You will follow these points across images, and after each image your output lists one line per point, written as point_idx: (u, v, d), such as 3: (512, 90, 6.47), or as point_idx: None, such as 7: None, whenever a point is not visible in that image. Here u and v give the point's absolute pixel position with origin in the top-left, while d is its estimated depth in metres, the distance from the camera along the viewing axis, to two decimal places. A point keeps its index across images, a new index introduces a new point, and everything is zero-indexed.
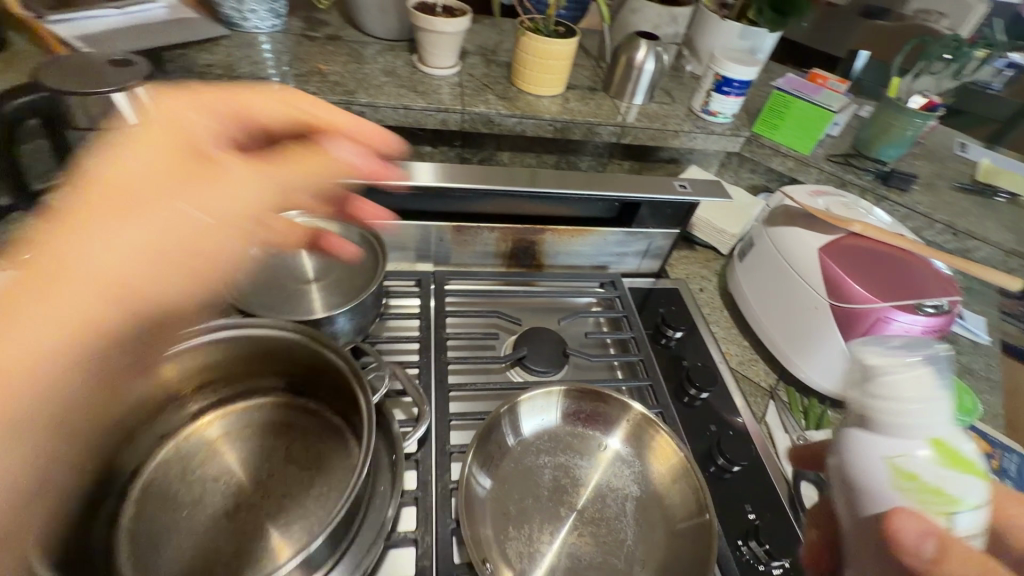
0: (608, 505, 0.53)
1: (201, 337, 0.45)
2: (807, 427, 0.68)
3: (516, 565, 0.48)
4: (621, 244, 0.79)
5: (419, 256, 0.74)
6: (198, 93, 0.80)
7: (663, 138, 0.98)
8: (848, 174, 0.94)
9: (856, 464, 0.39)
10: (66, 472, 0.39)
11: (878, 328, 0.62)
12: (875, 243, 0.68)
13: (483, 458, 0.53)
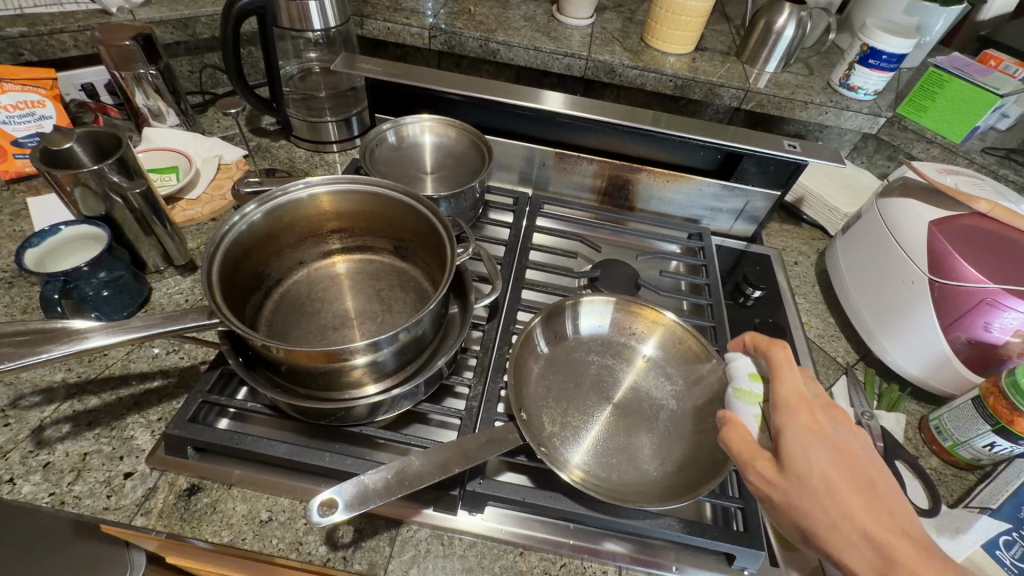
0: (641, 408, 0.57)
1: (344, 185, 0.57)
2: (879, 407, 0.65)
3: (547, 427, 0.54)
4: (716, 198, 0.80)
5: (521, 178, 0.82)
6: (369, 19, 0.95)
7: (789, 108, 0.95)
8: (1005, 170, 0.83)
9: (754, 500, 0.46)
10: (241, 252, 0.53)
11: (980, 311, 0.57)
12: (1005, 228, 0.61)
13: (548, 328, 0.61)
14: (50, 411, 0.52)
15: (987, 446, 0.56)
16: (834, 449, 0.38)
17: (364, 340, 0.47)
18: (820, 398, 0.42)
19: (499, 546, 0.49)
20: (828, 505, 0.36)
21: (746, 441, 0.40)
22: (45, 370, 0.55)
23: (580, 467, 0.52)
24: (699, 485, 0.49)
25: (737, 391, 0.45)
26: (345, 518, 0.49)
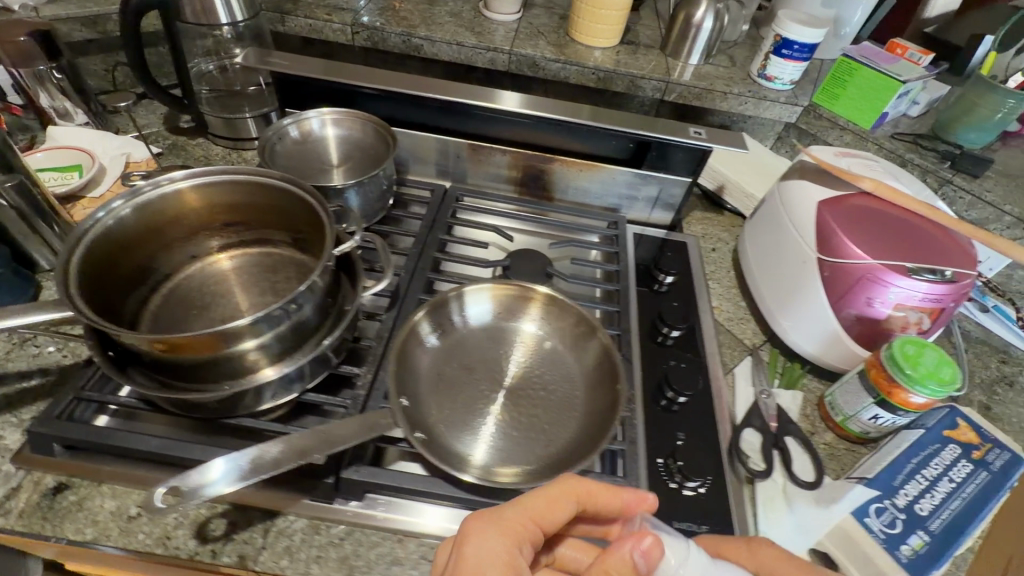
0: (533, 392, 0.58)
1: (224, 176, 0.56)
2: (778, 385, 0.66)
3: (434, 414, 0.54)
4: (630, 186, 0.81)
5: (438, 171, 0.82)
6: (289, 16, 0.94)
7: (709, 98, 0.96)
8: (911, 154, 0.85)
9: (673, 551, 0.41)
10: (111, 249, 0.51)
11: (862, 287, 0.58)
12: (888, 206, 0.63)
13: (436, 318, 0.61)
14: None
15: (872, 418, 0.58)
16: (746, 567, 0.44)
17: (225, 328, 0.46)
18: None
19: (376, 534, 0.49)
20: None
21: None
22: None
23: (462, 452, 0.52)
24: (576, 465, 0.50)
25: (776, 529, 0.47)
26: (219, 511, 0.48)
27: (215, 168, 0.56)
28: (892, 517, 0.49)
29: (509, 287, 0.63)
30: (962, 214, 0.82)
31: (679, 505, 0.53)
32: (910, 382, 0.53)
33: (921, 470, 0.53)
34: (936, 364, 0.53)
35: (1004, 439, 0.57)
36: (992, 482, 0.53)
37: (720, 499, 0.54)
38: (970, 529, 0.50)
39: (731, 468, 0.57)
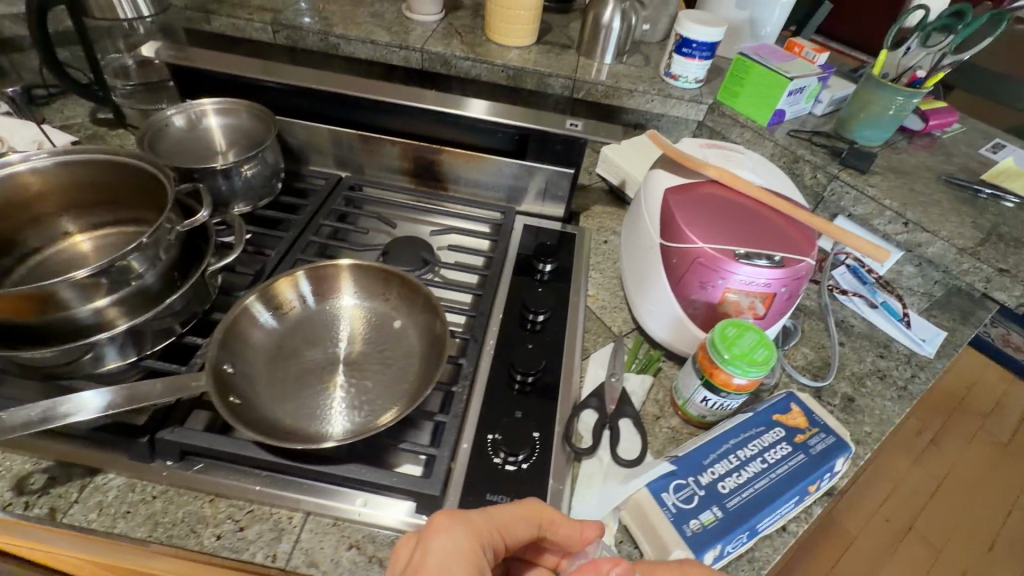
0: (370, 366, 0.59)
1: (80, 155, 0.59)
2: (632, 370, 0.66)
3: (263, 381, 0.55)
4: (518, 178, 0.83)
5: (336, 161, 0.85)
6: (214, 16, 0.99)
7: (617, 96, 0.98)
8: (803, 150, 0.86)
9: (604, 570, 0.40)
10: None
11: (693, 271, 0.60)
12: (734, 194, 0.64)
13: (266, 296, 0.60)
14: None
15: (703, 400, 0.59)
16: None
17: (48, 283, 0.49)
18: None
19: (189, 495, 0.51)
20: None
21: None
22: None
23: (279, 420, 0.53)
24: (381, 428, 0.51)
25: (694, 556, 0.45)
26: (42, 467, 0.51)
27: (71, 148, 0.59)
28: (690, 493, 0.50)
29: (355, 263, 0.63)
30: (849, 209, 0.82)
31: (497, 479, 0.54)
32: (724, 360, 0.54)
33: (736, 450, 0.54)
34: (752, 345, 0.54)
35: (833, 424, 0.58)
36: (806, 464, 0.54)
37: (540, 474, 0.55)
38: (771, 508, 0.51)
39: (561, 445, 0.58)
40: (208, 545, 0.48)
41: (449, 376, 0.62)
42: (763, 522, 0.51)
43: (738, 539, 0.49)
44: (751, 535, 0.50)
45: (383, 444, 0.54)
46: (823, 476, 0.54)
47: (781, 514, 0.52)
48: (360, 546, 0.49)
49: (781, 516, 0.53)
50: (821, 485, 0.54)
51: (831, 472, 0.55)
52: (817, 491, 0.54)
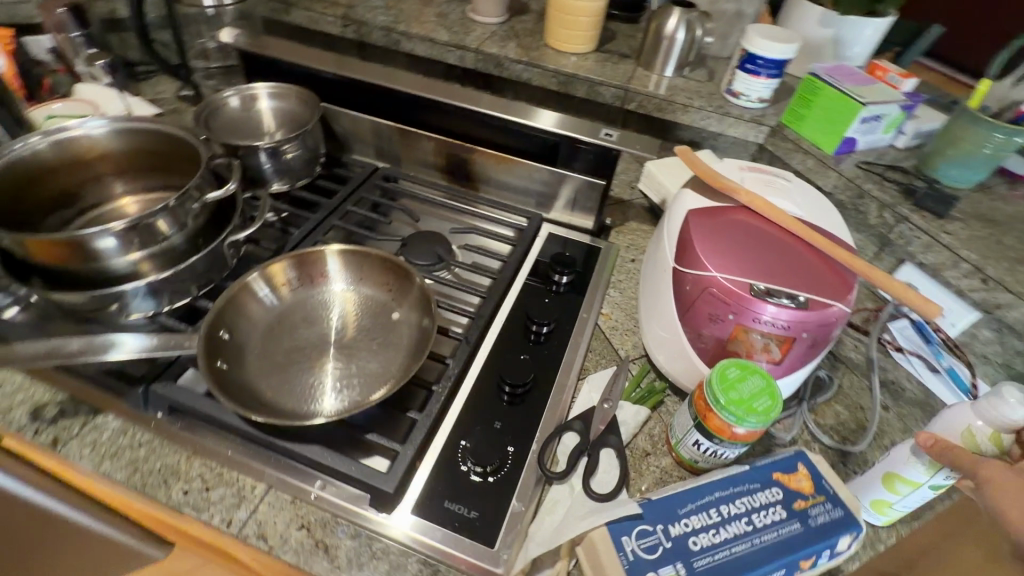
0: (357, 354, 0.60)
1: (137, 124, 0.64)
2: (629, 398, 0.62)
3: (254, 352, 0.57)
4: (548, 185, 0.81)
5: (376, 152, 0.88)
6: (293, 9, 1.06)
7: (671, 110, 0.93)
8: (871, 185, 0.77)
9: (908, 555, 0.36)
10: (29, 173, 0.61)
11: (704, 301, 0.55)
12: (766, 223, 0.58)
13: (276, 272, 0.62)
14: None
15: (695, 444, 0.53)
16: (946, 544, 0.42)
17: (82, 234, 0.53)
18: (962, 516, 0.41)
19: (170, 448, 0.54)
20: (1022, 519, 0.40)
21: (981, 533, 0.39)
22: None
23: (260, 391, 0.54)
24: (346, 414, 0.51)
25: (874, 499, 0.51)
26: (56, 400, 0.56)
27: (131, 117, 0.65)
28: (654, 542, 0.45)
29: (360, 251, 0.64)
30: (918, 256, 0.72)
31: (461, 487, 0.53)
32: (719, 404, 0.48)
33: (719, 504, 0.48)
34: (754, 393, 0.48)
35: (845, 496, 0.50)
36: (800, 536, 0.47)
37: (506, 490, 0.53)
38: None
39: (534, 465, 0.55)
40: (175, 499, 0.50)
41: (434, 374, 0.61)
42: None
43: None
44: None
45: (352, 431, 0.54)
46: (819, 552, 0.47)
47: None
48: (311, 529, 0.49)
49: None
50: (815, 563, 0.47)
51: (830, 550, 0.47)
52: (810, 569, 0.47)
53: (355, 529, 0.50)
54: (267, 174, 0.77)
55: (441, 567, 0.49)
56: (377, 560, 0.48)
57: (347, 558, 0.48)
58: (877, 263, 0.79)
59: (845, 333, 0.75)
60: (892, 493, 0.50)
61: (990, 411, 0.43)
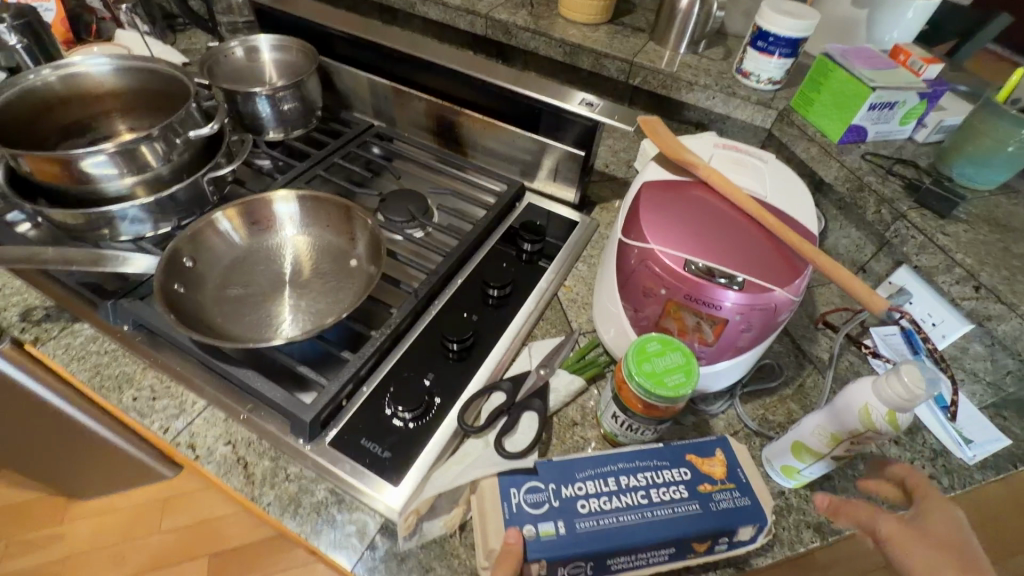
0: (308, 294, 0.63)
1: (139, 63, 0.69)
2: (568, 368, 0.62)
3: (214, 281, 0.62)
4: (531, 153, 0.80)
5: (373, 110, 0.90)
6: None
7: (677, 88, 0.89)
8: (873, 178, 0.71)
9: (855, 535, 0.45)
10: (42, 102, 0.67)
11: (640, 272, 0.54)
12: (722, 200, 0.56)
13: (247, 211, 0.66)
14: None
15: (612, 416, 0.53)
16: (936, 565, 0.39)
17: (70, 152, 0.58)
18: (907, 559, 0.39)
19: (129, 358, 0.59)
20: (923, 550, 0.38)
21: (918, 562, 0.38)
22: None
23: (210, 316, 0.58)
24: (280, 340, 0.54)
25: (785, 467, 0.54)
26: (43, 305, 0.63)
27: (134, 56, 0.69)
28: (541, 499, 0.46)
29: (322, 197, 0.66)
30: (912, 257, 0.67)
31: (380, 428, 0.55)
32: (629, 374, 0.47)
33: (620, 475, 0.48)
34: (669, 368, 0.47)
35: (755, 486, 0.48)
36: (695, 517, 0.46)
37: (422, 437, 0.54)
38: (629, 549, 0.45)
39: (454, 417, 0.56)
40: (124, 403, 0.55)
41: (379, 321, 0.63)
42: (615, 560, 0.45)
43: (576, 564, 0.44)
44: (595, 569, 0.45)
45: (288, 362, 0.57)
46: (712, 536, 0.46)
47: (647, 561, 0.46)
48: (236, 446, 0.53)
49: (647, 563, 0.46)
50: (709, 547, 0.46)
51: (728, 538, 0.46)
52: (703, 553, 0.46)
53: (275, 452, 0.53)
54: (263, 122, 0.81)
55: (346, 498, 0.51)
56: (289, 483, 0.52)
57: (262, 477, 0.52)
58: (874, 264, 0.74)
59: (822, 333, 0.71)
60: (798, 460, 0.52)
61: (885, 393, 0.43)
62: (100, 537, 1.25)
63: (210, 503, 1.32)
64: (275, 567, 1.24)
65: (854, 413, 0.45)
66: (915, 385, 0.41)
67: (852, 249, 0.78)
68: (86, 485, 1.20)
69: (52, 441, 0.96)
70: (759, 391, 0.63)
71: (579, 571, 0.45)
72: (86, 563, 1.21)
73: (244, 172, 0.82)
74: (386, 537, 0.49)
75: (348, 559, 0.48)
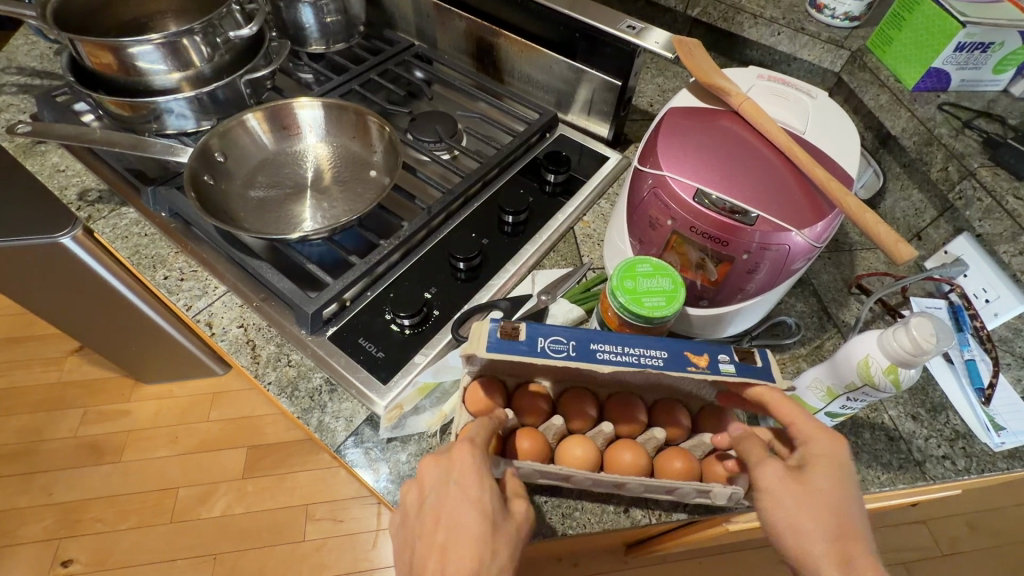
0: (327, 201, 0.65)
1: None
2: (569, 298, 0.60)
3: (240, 179, 0.65)
4: (568, 81, 0.77)
5: (417, 29, 0.89)
6: None
7: (739, 22, 0.81)
8: (945, 132, 0.63)
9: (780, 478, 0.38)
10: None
11: (649, 202, 0.51)
12: (752, 134, 0.51)
13: (276, 116, 0.68)
14: (16, 79, 0.80)
15: (596, 337, 0.52)
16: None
17: (121, 40, 0.61)
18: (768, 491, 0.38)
19: (164, 242, 0.64)
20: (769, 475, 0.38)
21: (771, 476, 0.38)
22: (29, 60, 0.82)
23: (233, 210, 0.62)
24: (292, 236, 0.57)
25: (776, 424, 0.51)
26: (98, 188, 0.69)
27: None
28: (565, 342, 0.42)
29: (349, 107, 0.68)
30: (972, 223, 0.61)
31: (378, 330, 0.57)
32: (609, 288, 0.46)
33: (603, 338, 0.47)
34: (651, 291, 0.45)
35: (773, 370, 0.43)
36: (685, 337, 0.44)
37: (416, 344, 0.56)
38: (613, 339, 0.43)
39: (449, 330, 0.57)
40: (157, 280, 0.61)
41: (392, 232, 0.64)
42: (599, 346, 0.43)
43: (558, 337, 0.43)
44: (578, 351, 0.42)
45: (299, 259, 0.60)
46: (708, 347, 0.43)
47: (638, 360, 0.42)
48: (247, 329, 0.58)
49: (638, 361, 0.42)
50: (711, 359, 0.42)
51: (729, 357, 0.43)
52: (706, 368, 0.42)
53: (281, 339, 0.57)
54: (307, 33, 0.82)
55: (339, 388, 0.54)
56: (289, 368, 0.55)
57: (266, 358, 0.56)
58: (932, 231, 0.67)
59: (853, 297, 0.65)
60: (793, 416, 0.49)
61: (888, 346, 0.39)
62: (161, 417, 1.39)
63: (253, 404, 1.43)
64: (304, 466, 1.35)
65: (853, 365, 0.42)
66: (924, 339, 0.37)
67: (909, 213, 0.69)
68: (152, 371, 1.34)
69: (118, 325, 1.07)
70: (770, 346, 0.60)
71: (561, 350, 0.42)
72: (149, 438, 1.36)
73: (286, 83, 0.84)
74: (371, 428, 0.52)
75: (335, 441, 0.52)
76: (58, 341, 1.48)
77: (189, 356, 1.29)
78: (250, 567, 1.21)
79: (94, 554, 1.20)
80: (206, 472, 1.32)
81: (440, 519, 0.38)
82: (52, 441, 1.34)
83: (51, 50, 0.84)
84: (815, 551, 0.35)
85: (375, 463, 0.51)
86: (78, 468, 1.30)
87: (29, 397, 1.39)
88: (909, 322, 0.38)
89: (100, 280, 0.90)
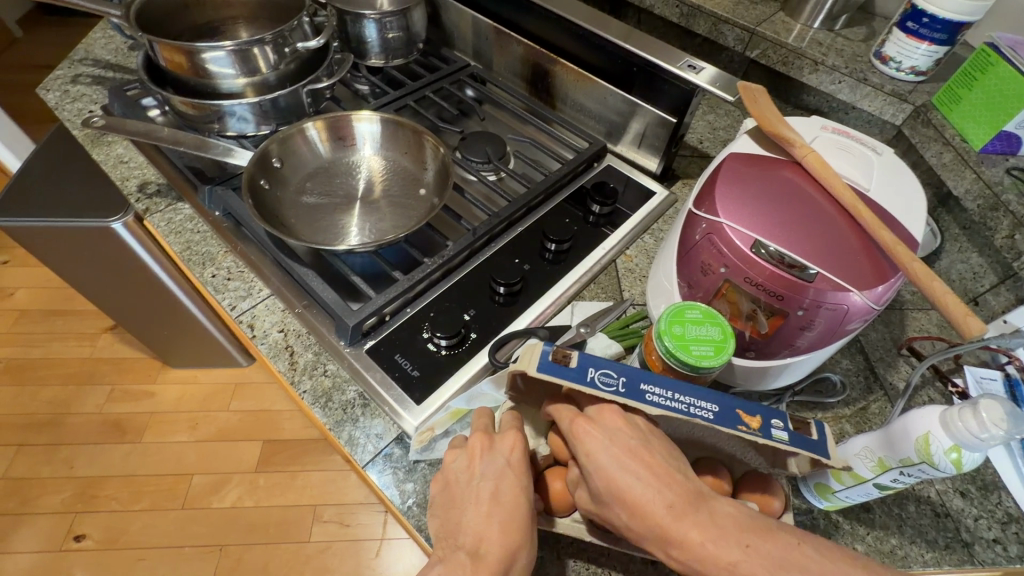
0: (374, 214, 0.66)
1: None
2: (609, 332, 0.59)
3: (293, 187, 0.67)
4: (622, 113, 0.77)
5: (474, 50, 0.90)
6: None
7: (799, 67, 0.80)
8: (1014, 198, 0.61)
9: (617, 440, 0.39)
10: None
11: (703, 246, 0.50)
12: (814, 187, 0.50)
13: (334, 128, 0.70)
14: (93, 70, 0.83)
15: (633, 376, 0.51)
16: (715, 517, 0.36)
17: (195, 46, 0.64)
18: (613, 451, 0.38)
19: (215, 240, 0.66)
20: (607, 435, 0.39)
21: (608, 438, 0.39)
22: (106, 53, 0.86)
23: (285, 215, 0.64)
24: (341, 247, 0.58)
25: (818, 486, 0.48)
26: (157, 181, 0.71)
27: None
28: (616, 377, 0.41)
29: (405, 124, 0.69)
30: None
31: (414, 349, 0.57)
32: (657, 331, 0.45)
33: None
34: (699, 338, 0.44)
35: (830, 433, 0.42)
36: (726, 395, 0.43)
37: (451, 366, 0.56)
38: (663, 384, 0.42)
39: (486, 354, 0.57)
40: (205, 277, 0.63)
41: (435, 251, 0.65)
42: (649, 388, 0.41)
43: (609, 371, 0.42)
44: (627, 387, 0.41)
45: (343, 270, 0.61)
46: (763, 411, 0.42)
47: (686, 409, 0.40)
48: (287, 335, 0.58)
49: (686, 412, 0.40)
50: (764, 423, 0.40)
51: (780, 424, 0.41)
52: (759, 432, 0.40)
53: (318, 348, 0.58)
54: (370, 47, 0.84)
55: (371, 403, 0.55)
56: (325, 377, 0.56)
57: (303, 365, 0.56)
58: (990, 298, 0.65)
59: (903, 360, 0.63)
60: (837, 482, 0.46)
61: (955, 430, 0.37)
62: (183, 402, 1.42)
63: (273, 398, 1.45)
64: (317, 466, 1.35)
65: (910, 441, 0.40)
66: (993, 423, 0.36)
67: (966, 276, 0.67)
68: (181, 356, 1.37)
69: (153, 309, 1.10)
70: (812, 404, 0.58)
71: (611, 384, 0.41)
72: (169, 422, 1.38)
73: (343, 93, 0.86)
74: (400, 447, 0.52)
75: (361, 456, 0.51)
76: (95, 317, 1.53)
77: (217, 345, 1.31)
78: (253, 563, 1.21)
79: (106, 531, 1.22)
80: (221, 461, 1.34)
81: (487, 499, 0.40)
82: (77, 415, 1.37)
83: (126, 45, 0.88)
84: (652, 510, 0.36)
85: (400, 483, 0.50)
86: (98, 444, 1.33)
87: (60, 369, 1.44)
88: (971, 404, 0.37)
89: (146, 267, 0.92)
